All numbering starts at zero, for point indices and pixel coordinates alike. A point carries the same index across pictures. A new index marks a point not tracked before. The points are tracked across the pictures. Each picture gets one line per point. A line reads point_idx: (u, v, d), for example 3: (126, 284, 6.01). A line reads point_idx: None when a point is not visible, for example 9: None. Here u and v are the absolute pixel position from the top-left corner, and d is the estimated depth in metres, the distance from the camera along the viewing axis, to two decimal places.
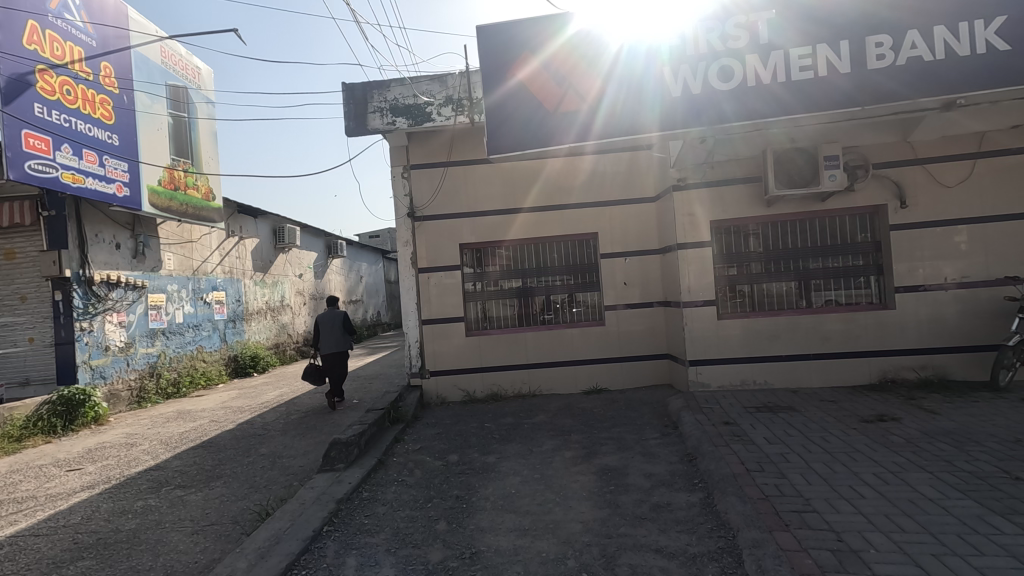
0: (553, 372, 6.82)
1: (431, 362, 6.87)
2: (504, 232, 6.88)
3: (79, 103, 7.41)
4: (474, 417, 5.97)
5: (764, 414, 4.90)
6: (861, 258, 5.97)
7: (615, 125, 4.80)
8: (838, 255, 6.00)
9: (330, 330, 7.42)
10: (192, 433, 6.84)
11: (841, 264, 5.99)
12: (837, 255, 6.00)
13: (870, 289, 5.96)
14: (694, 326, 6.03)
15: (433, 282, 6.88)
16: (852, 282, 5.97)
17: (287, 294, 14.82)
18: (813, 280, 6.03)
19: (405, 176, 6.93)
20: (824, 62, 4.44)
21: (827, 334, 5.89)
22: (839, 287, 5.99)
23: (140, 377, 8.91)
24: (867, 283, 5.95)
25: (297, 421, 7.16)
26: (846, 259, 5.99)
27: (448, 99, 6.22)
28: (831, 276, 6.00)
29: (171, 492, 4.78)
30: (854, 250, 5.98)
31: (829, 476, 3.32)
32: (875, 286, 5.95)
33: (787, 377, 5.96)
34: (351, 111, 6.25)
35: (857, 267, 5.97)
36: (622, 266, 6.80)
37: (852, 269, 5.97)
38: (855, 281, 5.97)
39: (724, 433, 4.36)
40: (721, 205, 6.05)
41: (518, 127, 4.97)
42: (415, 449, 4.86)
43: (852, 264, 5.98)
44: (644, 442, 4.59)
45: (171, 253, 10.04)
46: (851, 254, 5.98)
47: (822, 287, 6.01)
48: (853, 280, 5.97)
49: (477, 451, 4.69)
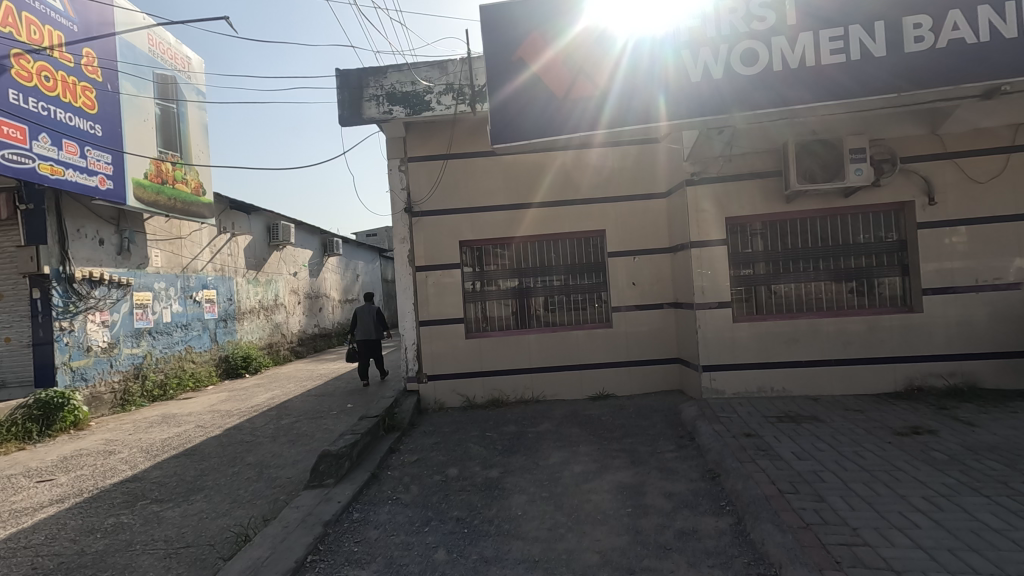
0: (557, 377, 6.47)
1: (428, 365, 6.50)
2: (507, 229, 6.52)
3: (58, 90, 7.03)
4: (475, 424, 5.63)
5: (788, 425, 4.55)
6: (885, 259, 5.64)
7: (625, 113, 4.45)
8: (861, 255, 5.66)
9: (368, 318, 9.00)
10: (175, 440, 6.46)
11: (866, 264, 5.65)
12: (861, 255, 5.66)
13: (894, 291, 5.63)
14: (708, 330, 5.69)
15: (431, 281, 6.52)
16: (876, 283, 5.64)
17: (281, 293, 14.43)
18: (836, 282, 5.69)
19: (402, 169, 6.58)
20: (857, 45, 4.10)
21: (850, 338, 5.56)
22: (862, 289, 5.66)
23: (124, 380, 8.53)
24: (892, 285, 5.63)
25: (288, 427, 6.81)
26: (869, 259, 5.65)
27: (448, 87, 5.85)
28: (855, 277, 5.66)
29: (145, 508, 4.41)
30: (878, 250, 5.64)
31: (873, 500, 2.98)
32: (899, 289, 5.62)
33: (808, 384, 5.61)
34: (346, 99, 5.87)
35: (883, 268, 5.64)
36: (630, 265, 6.45)
37: (877, 271, 5.64)
38: (880, 283, 5.64)
39: (747, 446, 4.02)
40: (736, 201, 5.71)
41: (522, 114, 4.63)
42: (412, 462, 4.50)
43: (878, 265, 5.64)
44: (659, 455, 4.24)
45: (159, 249, 9.65)
46: (876, 254, 5.65)
47: (846, 289, 5.68)
48: (877, 282, 5.64)
49: (478, 464, 4.33)
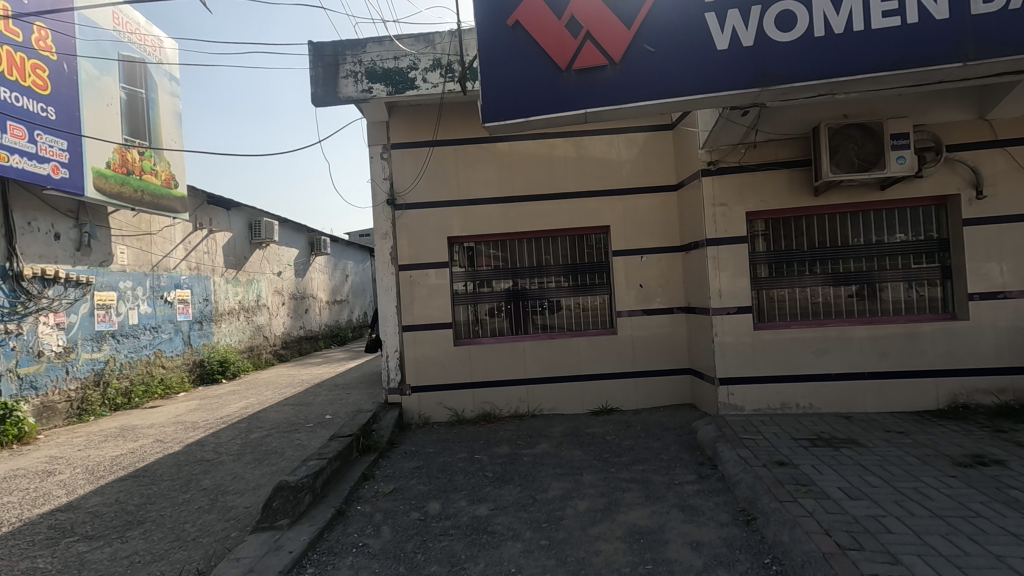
0: (555, 389, 5.83)
1: (412, 376, 5.83)
2: (501, 224, 5.87)
3: (3, 67, 6.33)
4: (464, 443, 4.99)
5: (824, 451, 3.93)
6: (911, 261, 5.05)
7: (639, 87, 3.82)
8: (884, 256, 5.08)
9: None
10: (126, 458, 5.76)
11: (869, 267, 5.10)
12: (874, 256, 5.09)
13: (909, 297, 5.05)
14: (725, 337, 5.07)
15: (416, 281, 5.86)
16: (880, 288, 5.08)
17: (263, 293, 13.70)
18: (836, 286, 5.13)
19: (385, 156, 5.89)
20: (914, 6, 3.49)
21: (886, 349, 4.94)
22: (864, 295, 5.10)
23: (82, 387, 7.83)
24: (899, 290, 5.06)
25: (256, 442, 6.14)
26: (894, 260, 5.07)
27: (435, 63, 5.22)
28: (854, 279, 5.11)
29: (69, 548, 3.73)
30: (907, 250, 5.05)
31: (960, 560, 2.37)
32: (905, 295, 5.05)
33: (839, 399, 4.98)
34: (320, 75, 5.20)
35: (883, 272, 5.08)
36: (638, 265, 5.82)
37: (878, 274, 5.08)
38: (886, 287, 5.07)
39: (783, 478, 3.39)
40: (757, 193, 5.09)
41: (520, 89, 4.01)
42: (386, 493, 3.84)
43: (881, 268, 5.09)
44: (678, 488, 3.61)
45: (125, 245, 8.93)
46: (896, 255, 5.06)
47: (846, 293, 5.12)
48: (886, 286, 5.07)
49: (463, 498, 3.67)
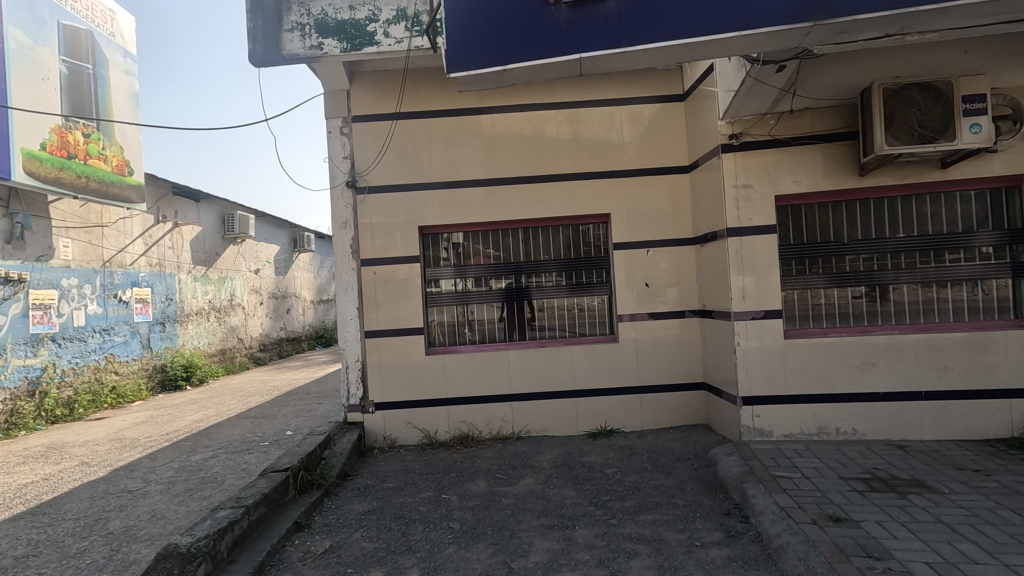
0: (545, 406, 4.93)
1: (376, 391, 4.92)
2: (481, 213, 4.97)
3: None
4: (432, 476, 4.08)
5: (887, 499, 3.03)
6: (946, 257, 4.20)
7: (652, 24, 2.92)
8: (893, 253, 4.26)
9: None
10: (35, 487, 4.84)
11: (889, 265, 4.26)
12: (885, 254, 4.26)
13: (930, 299, 4.21)
14: (750, 347, 4.18)
15: (381, 279, 4.95)
16: (905, 289, 4.23)
17: (239, 292, 12.76)
18: (842, 287, 4.29)
19: (345, 131, 4.97)
20: None
21: (947, 363, 4.05)
22: (902, 296, 4.23)
23: (12, 399, 6.95)
24: (914, 292, 4.22)
25: (194, 466, 5.23)
26: (919, 257, 4.23)
27: (400, 14, 4.33)
28: (861, 281, 4.28)
29: None
30: (921, 245, 4.22)
31: None
32: (923, 298, 4.21)
33: (889, 425, 4.09)
34: (259, 28, 4.28)
35: (922, 270, 4.22)
36: (643, 261, 4.92)
37: (907, 272, 4.23)
38: (898, 288, 4.24)
39: (846, 546, 2.49)
40: (790, 172, 4.20)
41: (497, 31, 3.12)
42: (318, 555, 2.94)
43: (891, 266, 4.26)
44: (700, 554, 2.71)
45: (70, 239, 8.02)
46: (913, 251, 4.23)
47: (856, 295, 4.28)
48: (907, 288, 4.23)
49: (416, 566, 2.77)
